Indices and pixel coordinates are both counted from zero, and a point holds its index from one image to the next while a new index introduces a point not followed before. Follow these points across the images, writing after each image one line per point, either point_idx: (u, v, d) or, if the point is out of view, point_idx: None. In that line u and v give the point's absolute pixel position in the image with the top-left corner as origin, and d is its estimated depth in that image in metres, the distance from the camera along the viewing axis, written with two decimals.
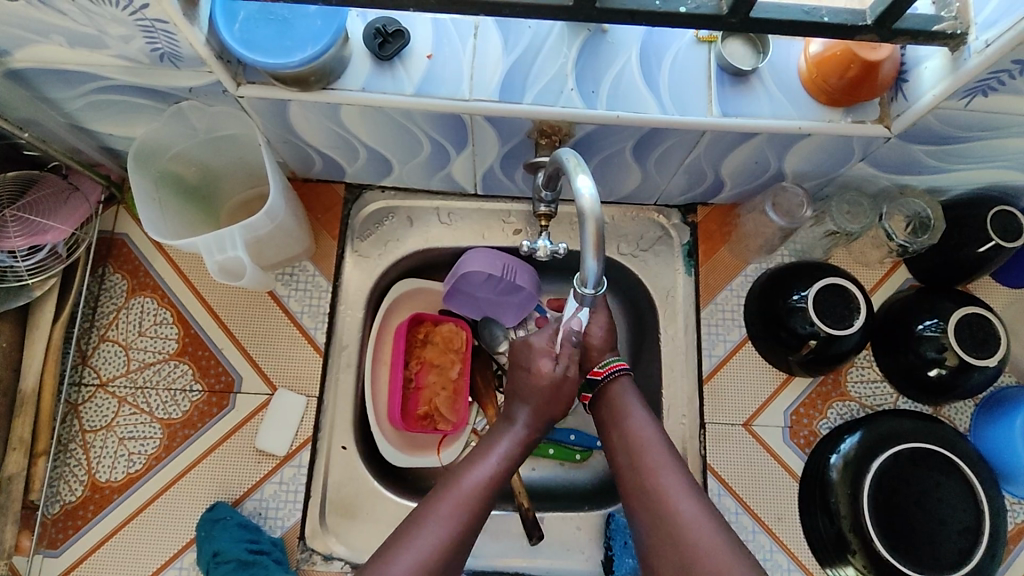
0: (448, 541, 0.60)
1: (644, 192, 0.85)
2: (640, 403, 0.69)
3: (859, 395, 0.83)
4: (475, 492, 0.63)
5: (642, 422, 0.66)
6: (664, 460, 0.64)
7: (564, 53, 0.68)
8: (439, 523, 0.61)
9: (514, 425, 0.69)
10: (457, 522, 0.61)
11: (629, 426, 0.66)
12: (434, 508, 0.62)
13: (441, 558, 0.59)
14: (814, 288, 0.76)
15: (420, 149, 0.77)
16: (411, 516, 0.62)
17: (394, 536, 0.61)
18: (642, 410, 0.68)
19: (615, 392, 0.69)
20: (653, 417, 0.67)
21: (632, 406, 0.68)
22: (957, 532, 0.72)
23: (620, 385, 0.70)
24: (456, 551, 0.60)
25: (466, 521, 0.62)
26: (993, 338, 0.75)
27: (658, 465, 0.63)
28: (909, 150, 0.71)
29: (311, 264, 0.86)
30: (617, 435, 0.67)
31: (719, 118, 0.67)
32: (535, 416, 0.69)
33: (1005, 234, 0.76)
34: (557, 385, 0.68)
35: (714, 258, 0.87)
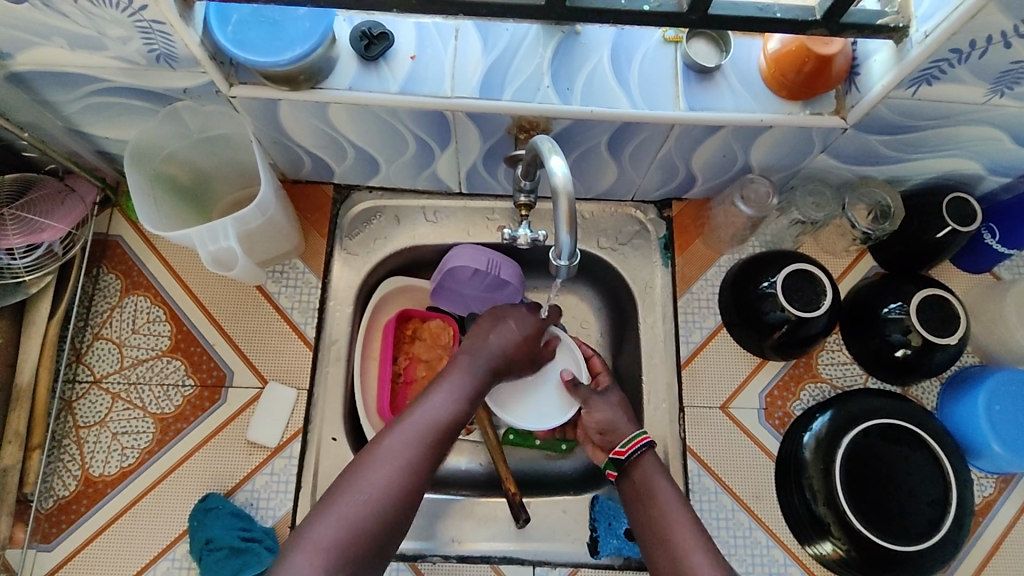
0: (404, 468, 0.64)
1: (621, 188, 0.89)
2: (668, 482, 0.71)
3: (831, 377, 0.87)
4: (434, 425, 0.68)
5: (671, 499, 0.69)
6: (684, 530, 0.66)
7: (540, 53, 0.72)
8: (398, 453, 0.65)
9: (475, 361, 0.75)
10: (417, 451, 0.66)
11: (657, 500, 0.69)
12: (395, 437, 0.66)
13: (396, 488, 0.63)
14: (782, 274, 0.80)
15: (406, 148, 0.81)
16: (372, 447, 0.66)
17: (357, 462, 0.65)
18: (671, 491, 0.70)
19: (641, 472, 0.72)
20: (679, 494, 0.69)
21: (656, 484, 0.70)
22: (927, 504, 0.75)
23: (644, 466, 0.72)
24: (410, 476, 0.65)
25: (423, 451, 0.66)
26: (953, 318, 0.79)
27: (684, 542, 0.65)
28: (866, 140, 0.75)
29: (301, 262, 0.89)
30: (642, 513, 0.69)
31: (686, 112, 0.71)
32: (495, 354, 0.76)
33: (961, 220, 0.80)
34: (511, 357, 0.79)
35: (689, 250, 0.91)
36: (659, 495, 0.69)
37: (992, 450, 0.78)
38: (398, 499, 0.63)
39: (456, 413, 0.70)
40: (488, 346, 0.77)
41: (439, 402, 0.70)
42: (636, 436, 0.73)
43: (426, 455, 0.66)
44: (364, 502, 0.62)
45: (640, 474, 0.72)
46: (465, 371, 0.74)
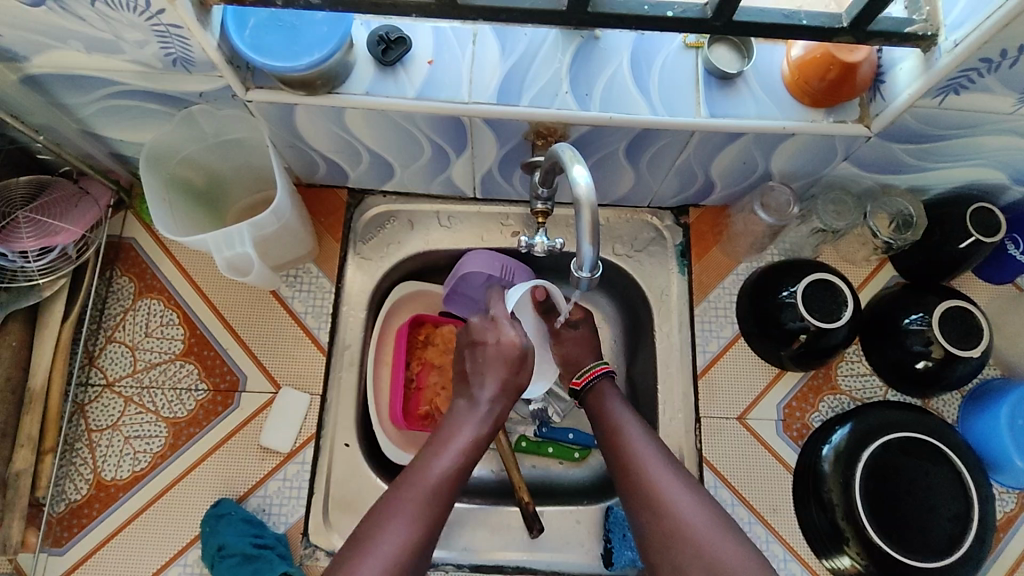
0: (413, 535, 0.63)
1: (638, 194, 0.88)
2: (620, 399, 0.76)
3: (850, 389, 0.85)
4: (439, 486, 0.66)
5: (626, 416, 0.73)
6: (644, 446, 0.70)
7: (559, 59, 0.71)
8: (404, 517, 0.63)
9: (478, 407, 0.72)
10: (424, 514, 0.64)
11: (616, 420, 0.73)
12: (400, 502, 0.64)
13: (413, 548, 0.62)
14: (802, 283, 0.79)
15: (422, 153, 0.80)
16: (376, 511, 0.64)
17: (381, 509, 0.64)
18: (625, 407, 0.74)
19: (597, 391, 0.76)
20: (631, 409, 0.74)
21: (611, 400, 0.75)
22: (948, 519, 0.74)
23: (601, 390, 0.76)
24: (420, 542, 0.63)
25: (433, 513, 0.64)
26: (976, 330, 0.77)
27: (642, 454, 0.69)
28: (890, 149, 0.74)
29: (314, 266, 0.89)
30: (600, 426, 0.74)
31: (706, 119, 0.70)
32: (496, 397, 0.72)
33: (985, 230, 0.79)
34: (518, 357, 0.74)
35: (706, 257, 0.90)
36: (613, 411, 0.74)
37: (1015, 465, 0.77)
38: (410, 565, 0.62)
39: (460, 470, 0.68)
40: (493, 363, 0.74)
41: (443, 460, 0.68)
42: (593, 367, 0.78)
43: (434, 518, 0.64)
44: (392, 552, 0.61)
45: (597, 395, 0.76)
46: (469, 423, 0.71)
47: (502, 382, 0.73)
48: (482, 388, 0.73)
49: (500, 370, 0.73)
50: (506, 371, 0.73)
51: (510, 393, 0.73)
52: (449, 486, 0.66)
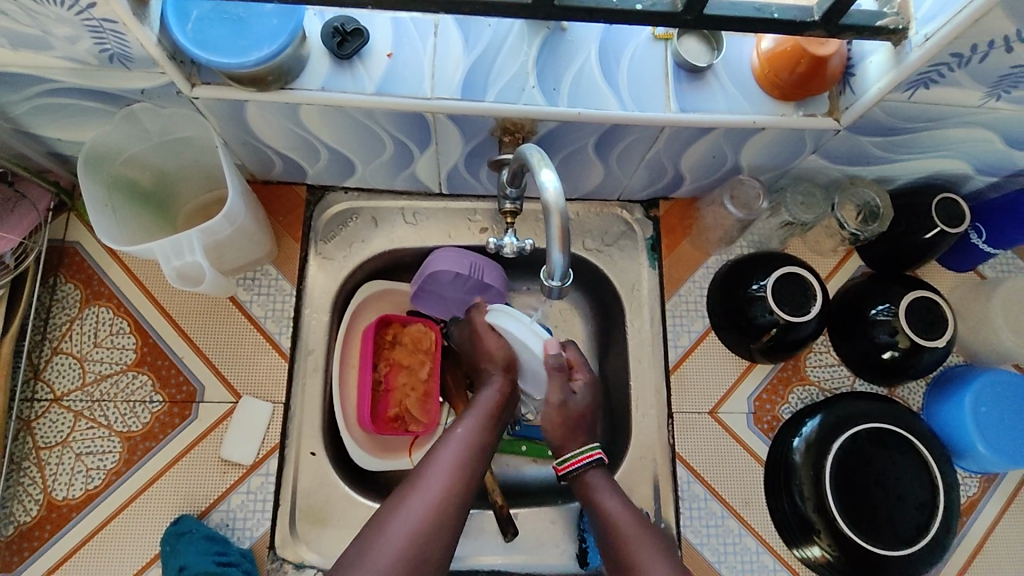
0: (440, 503, 0.64)
1: (607, 188, 0.87)
2: (614, 491, 0.73)
3: (819, 380, 0.86)
4: (462, 459, 0.69)
5: (619, 508, 0.71)
6: (638, 540, 0.68)
7: (525, 51, 0.68)
8: (431, 490, 0.65)
9: (483, 401, 0.77)
10: (449, 486, 0.66)
11: (607, 511, 0.71)
12: (416, 486, 0.65)
13: (434, 516, 0.64)
14: (772, 277, 0.78)
15: (383, 148, 0.76)
16: (396, 493, 0.66)
17: (398, 493, 0.65)
18: (615, 495, 0.72)
19: (586, 481, 0.74)
20: (626, 503, 0.71)
21: (605, 496, 0.72)
22: (914, 508, 0.75)
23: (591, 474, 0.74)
24: (447, 512, 0.64)
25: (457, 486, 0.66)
26: (941, 320, 0.78)
27: (639, 555, 0.67)
28: (858, 141, 0.73)
29: (274, 268, 0.85)
30: (598, 525, 0.71)
31: (677, 114, 0.68)
32: (501, 389, 0.79)
33: (949, 220, 0.80)
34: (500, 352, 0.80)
35: (677, 251, 0.89)
36: (605, 508, 0.71)
37: (977, 450, 0.79)
38: (436, 535, 0.63)
39: (479, 450, 0.71)
40: (487, 379, 0.80)
41: (458, 440, 0.71)
42: (581, 453, 0.74)
43: (460, 491, 0.66)
44: (413, 523, 0.62)
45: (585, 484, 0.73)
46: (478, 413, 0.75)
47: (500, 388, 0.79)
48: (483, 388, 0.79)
49: (499, 371, 0.80)
50: (506, 379, 0.80)
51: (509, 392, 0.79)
52: (467, 465, 0.69)
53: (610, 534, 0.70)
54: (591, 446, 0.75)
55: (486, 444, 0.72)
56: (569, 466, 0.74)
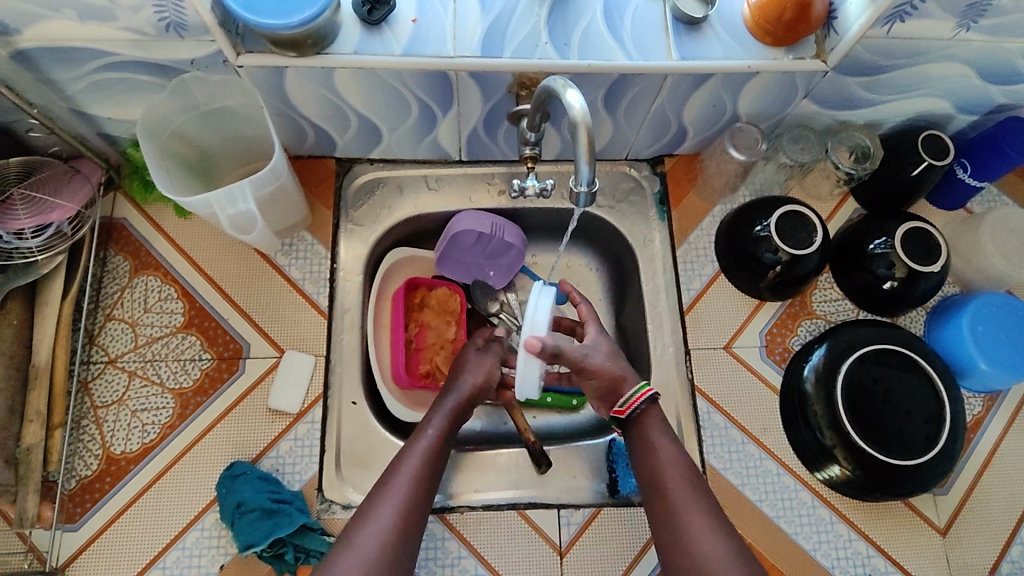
0: (400, 519, 0.66)
1: (615, 147, 0.93)
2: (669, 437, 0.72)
3: (825, 313, 0.91)
4: (424, 466, 0.70)
5: (672, 454, 0.70)
6: (685, 487, 0.68)
7: (536, 13, 0.76)
8: (397, 498, 0.67)
9: (446, 404, 0.77)
10: (412, 498, 0.68)
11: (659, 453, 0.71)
12: (380, 499, 0.67)
13: (397, 531, 0.65)
14: (774, 216, 0.84)
15: (409, 113, 0.83)
16: (364, 506, 0.67)
17: (364, 508, 0.67)
18: (668, 440, 0.72)
19: (643, 424, 0.73)
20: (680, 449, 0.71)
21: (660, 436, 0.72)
22: (924, 421, 0.79)
23: (649, 419, 0.73)
24: (403, 533, 0.65)
25: (417, 493, 0.68)
26: (935, 247, 0.84)
27: (682, 503, 0.67)
28: (845, 82, 0.80)
29: (309, 234, 0.90)
30: (643, 461, 0.71)
31: (678, 61, 0.75)
32: (466, 391, 0.79)
33: (936, 154, 0.86)
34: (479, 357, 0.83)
35: (684, 202, 0.95)
36: (660, 450, 0.71)
37: (979, 369, 0.84)
38: (401, 545, 0.65)
39: (435, 462, 0.71)
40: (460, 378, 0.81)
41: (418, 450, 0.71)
42: (638, 392, 0.73)
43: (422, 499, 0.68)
44: (376, 541, 0.64)
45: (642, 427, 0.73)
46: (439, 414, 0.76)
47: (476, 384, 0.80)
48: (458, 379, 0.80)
49: (468, 377, 0.80)
50: (474, 388, 0.79)
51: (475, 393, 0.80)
52: (427, 471, 0.70)
53: (658, 475, 0.70)
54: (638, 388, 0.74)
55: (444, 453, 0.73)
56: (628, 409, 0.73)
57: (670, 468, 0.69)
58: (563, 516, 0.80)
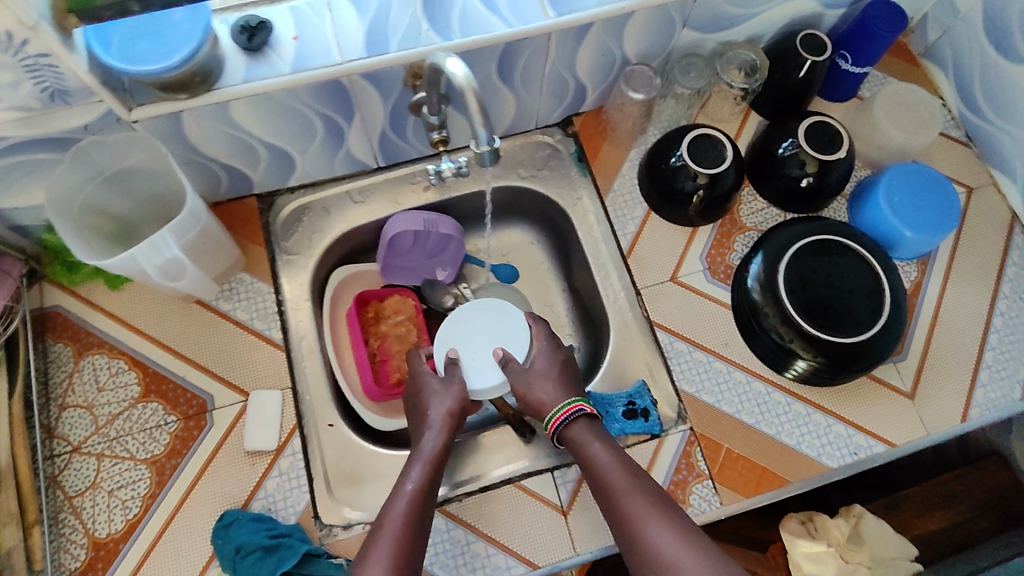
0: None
1: (523, 119, 0.96)
2: (602, 442, 0.75)
3: (755, 224, 0.94)
4: (410, 521, 0.68)
5: (607, 458, 0.73)
6: (630, 487, 0.71)
7: (413, 4, 0.77)
8: (385, 556, 0.65)
9: (422, 450, 0.75)
10: (402, 557, 0.66)
11: (596, 460, 0.73)
12: (367, 563, 0.65)
13: None
14: (683, 145, 0.87)
15: (315, 131, 0.84)
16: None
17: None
18: (599, 444, 0.75)
19: (574, 434, 0.76)
20: (614, 450, 0.74)
21: (591, 444, 0.75)
22: (866, 296, 0.83)
23: (577, 428, 0.76)
24: None
25: (407, 545, 0.67)
26: (836, 134, 0.88)
27: (631, 506, 0.70)
28: (715, 3, 0.84)
29: (248, 273, 0.89)
30: (585, 470, 0.74)
31: (556, 19, 0.77)
32: (442, 432, 0.77)
33: (814, 50, 0.91)
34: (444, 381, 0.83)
35: (601, 155, 0.98)
36: (596, 457, 0.74)
37: (905, 237, 0.88)
38: None
39: (423, 509, 0.70)
40: (429, 416, 0.79)
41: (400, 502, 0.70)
42: (568, 405, 0.77)
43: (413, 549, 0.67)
44: None
45: (572, 440, 0.76)
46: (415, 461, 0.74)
47: (448, 418, 0.79)
48: (429, 417, 0.79)
49: (437, 416, 0.79)
50: (449, 428, 0.78)
51: (449, 430, 0.78)
52: (415, 522, 0.69)
53: (602, 482, 0.72)
54: (571, 399, 0.77)
55: (431, 498, 0.72)
56: (557, 424, 0.76)
57: (612, 477, 0.72)
58: (559, 477, 0.81)
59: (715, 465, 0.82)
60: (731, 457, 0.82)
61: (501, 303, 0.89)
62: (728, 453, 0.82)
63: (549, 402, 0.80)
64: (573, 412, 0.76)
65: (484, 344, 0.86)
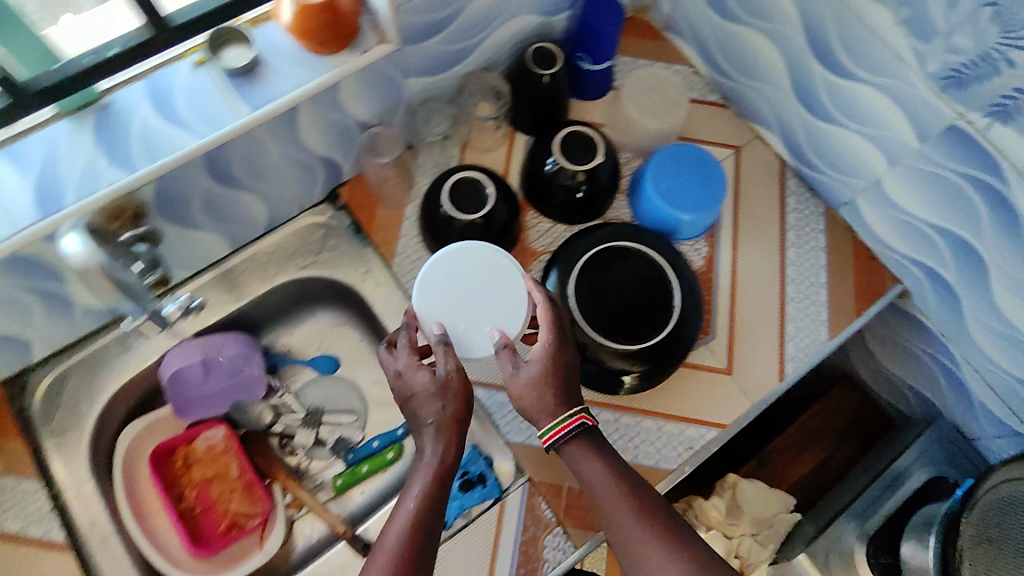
0: None
1: (281, 207, 0.88)
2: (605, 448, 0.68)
3: (546, 248, 0.92)
4: None
5: (602, 483, 0.66)
6: (624, 520, 0.64)
7: (82, 142, 0.68)
8: None
9: (411, 492, 0.63)
10: None
11: (594, 485, 0.66)
12: None
13: None
14: (444, 195, 0.84)
15: (27, 306, 0.74)
16: None
17: None
18: (598, 460, 0.67)
19: (571, 451, 0.68)
20: (609, 467, 0.67)
21: (583, 462, 0.67)
22: (657, 292, 0.84)
23: (575, 442, 0.68)
24: None
25: None
26: (590, 140, 0.87)
27: (632, 536, 0.63)
28: (426, 47, 0.79)
29: (9, 476, 0.79)
30: (587, 492, 0.67)
31: (251, 114, 0.69)
32: (448, 442, 0.66)
33: (548, 62, 0.89)
34: (438, 385, 0.68)
35: (377, 220, 0.90)
36: (594, 482, 0.66)
37: (684, 220, 0.89)
38: None
39: None
40: (425, 427, 0.67)
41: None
42: (565, 419, 0.68)
43: None
44: None
45: (564, 456, 0.68)
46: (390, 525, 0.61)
47: (449, 428, 0.67)
48: (426, 432, 0.66)
49: (431, 437, 0.66)
50: (452, 433, 0.66)
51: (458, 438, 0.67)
52: None
53: (602, 512, 0.65)
54: (572, 412, 0.68)
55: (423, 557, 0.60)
56: (553, 435, 0.68)
57: (613, 506, 0.64)
58: None
59: (561, 508, 0.79)
60: (573, 496, 0.79)
61: (503, 261, 0.77)
62: (571, 491, 0.79)
63: (539, 411, 0.69)
64: (575, 424, 0.68)
65: (480, 314, 0.75)
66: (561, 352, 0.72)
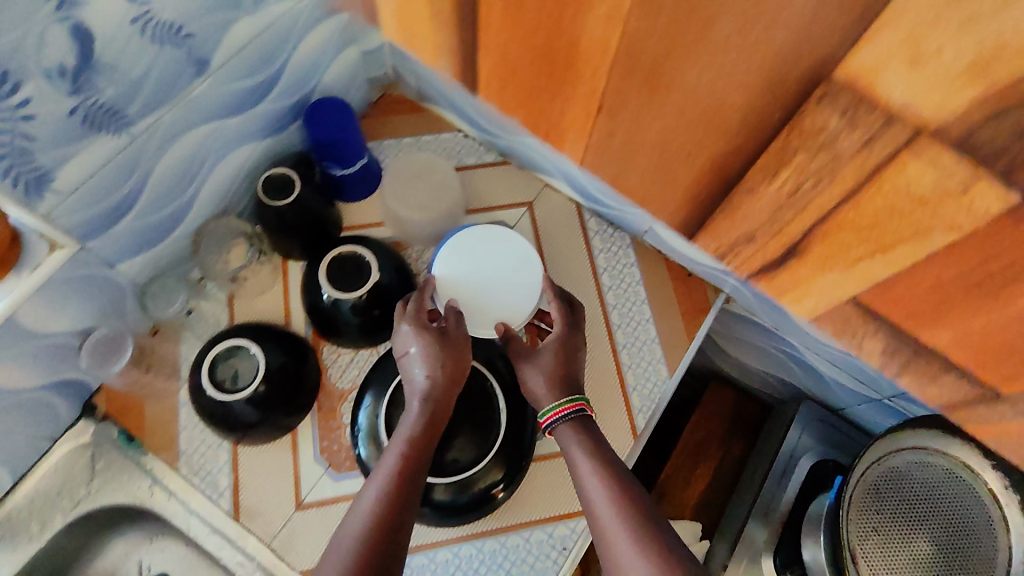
0: None
1: (21, 450, 0.73)
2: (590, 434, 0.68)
3: (353, 384, 0.82)
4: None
5: (587, 471, 0.64)
6: (604, 509, 0.61)
7: None
8: None
9: (389, 462, 0.64)
10: None
11: (581, 472, 0.64)
12: None
13: None
14: (206, 381, 0.72)
15: None
16: None
17: None
18: (588, 442, 0.67)
19: (563, 434, 0.68)
20: (598, 450, 0.65)
21: (573, 451, 0.66)
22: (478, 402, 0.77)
23: (565, 431, 0.68)
24: None
25: None
26: (357, 257, 0.77)
27: (610, 531, 0.59)
28: (120, 229, 0.67)
29: None
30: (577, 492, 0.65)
31: None
32: (421, 420, 0.66)
33: (284, 188, 0.77)
34: (446, 339, 0.70)
35: (147, 422, 0.79)
36: (580, 468, 0.65)
37: None
38: None
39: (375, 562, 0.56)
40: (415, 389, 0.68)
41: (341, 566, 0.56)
42: (564, 405, 0.68)
43: None
44: None
45: (561, 440, 0.68)
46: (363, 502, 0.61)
47: (427, 400, 0.67)
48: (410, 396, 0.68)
49: (426, 395, 0.67)
50: (445, 388, 0.68)
51: (436, 417, 0.67)
52: None
53: (588, 505, 0.62)
54: (575, 395, 0.69)
55: (390, 545, 0.58)
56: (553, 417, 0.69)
57: (596, 499, 0.62)
58: None
59: None
60: None
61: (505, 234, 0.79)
62: None
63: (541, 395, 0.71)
64: (568, 412, 0.68)
65: (496, 284, 0.77)
66: (571, 338, 0.75)
